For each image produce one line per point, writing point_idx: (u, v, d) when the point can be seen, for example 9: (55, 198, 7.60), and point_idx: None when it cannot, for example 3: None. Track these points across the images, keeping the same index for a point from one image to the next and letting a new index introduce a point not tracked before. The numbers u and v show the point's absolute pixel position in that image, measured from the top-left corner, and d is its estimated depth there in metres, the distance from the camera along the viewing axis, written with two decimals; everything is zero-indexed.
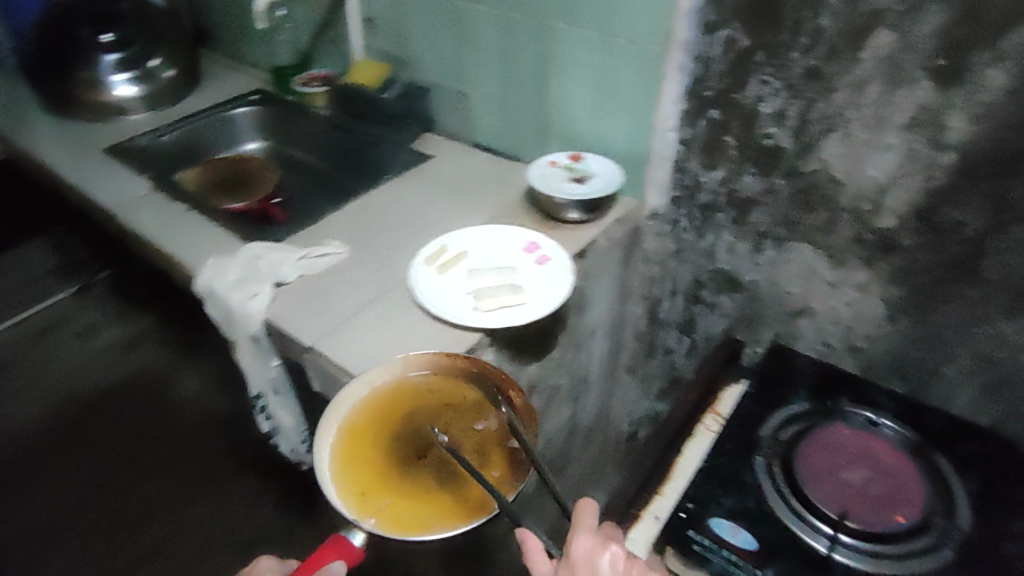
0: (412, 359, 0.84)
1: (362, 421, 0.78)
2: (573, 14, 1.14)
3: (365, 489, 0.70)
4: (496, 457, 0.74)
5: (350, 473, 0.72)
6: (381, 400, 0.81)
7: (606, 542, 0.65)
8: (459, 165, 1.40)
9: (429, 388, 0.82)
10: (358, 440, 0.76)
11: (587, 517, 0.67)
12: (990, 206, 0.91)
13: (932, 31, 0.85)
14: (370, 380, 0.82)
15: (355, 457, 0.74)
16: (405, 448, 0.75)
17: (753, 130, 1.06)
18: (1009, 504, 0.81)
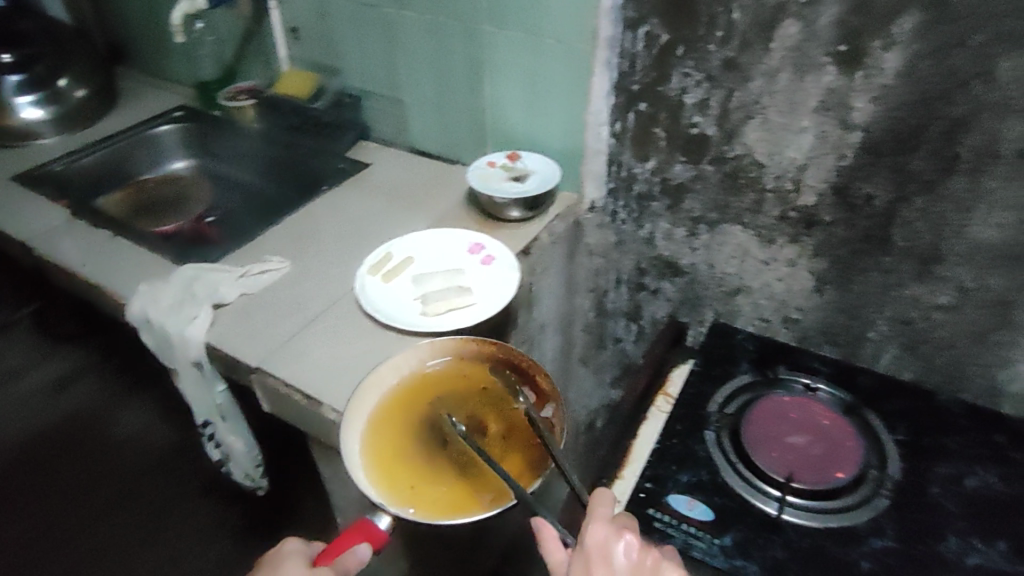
0: (435, 348, 0.88)
1: (391, 408, 0.83)
2: (500, 18, 1.16)
3: (396, 473, 0.75)
4: (519, 442, 0.77)
5: (382, 458, 0.76)
6: (408, 388, 0.85)
7: (621, 530, 0.64)
8: (400, 171, 1.41)
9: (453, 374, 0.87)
10: (386, 426, 0.80)
11: (602, 508, 0.65)
12: (894, 181, 0.98)
13: (832, 19, 0.90)
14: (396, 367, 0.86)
15: (385, 442, 0.78)
16: (432, 434, 0.79)
17: (680, 121, 1.10)
18: (935, 452, 0.87)
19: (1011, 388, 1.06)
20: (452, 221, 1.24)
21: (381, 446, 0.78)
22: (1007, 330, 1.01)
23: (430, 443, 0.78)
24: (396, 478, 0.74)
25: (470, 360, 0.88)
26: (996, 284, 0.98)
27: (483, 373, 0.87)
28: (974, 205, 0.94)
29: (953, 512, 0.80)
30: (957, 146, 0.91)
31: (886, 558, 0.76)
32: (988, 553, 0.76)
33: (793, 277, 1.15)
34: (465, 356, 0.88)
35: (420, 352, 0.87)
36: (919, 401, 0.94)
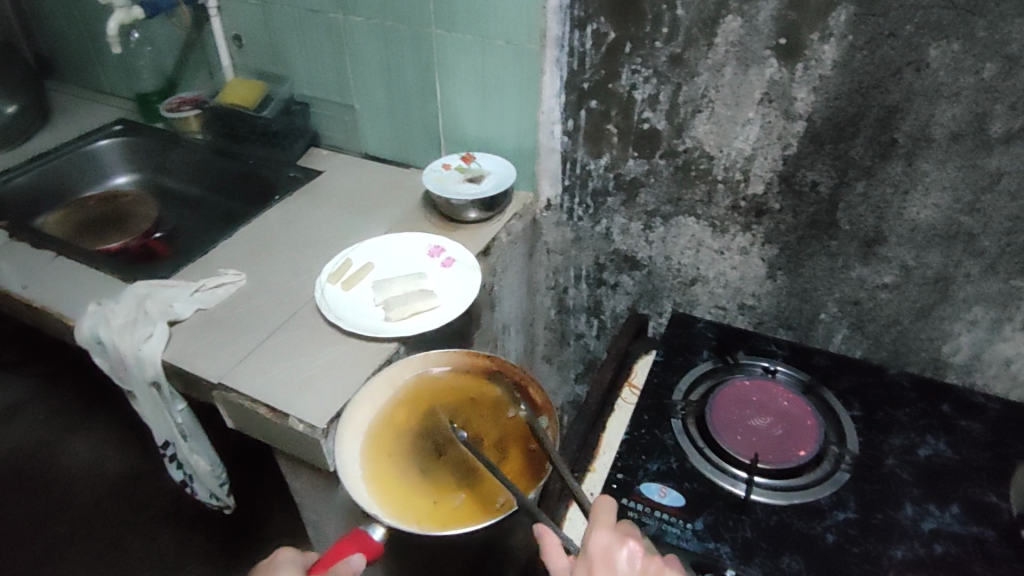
0: (430, 360, 0.90)
1: (387, 424, 0.85)
2: (449, 20, 1.16)
3: (392, 486, 0.77)
4: (515, 450, 0.79)
5: (380, 474, 0.78)
6: (403, 402, 0.87)
7: (624, 537, 0.65)
8: (353, 178, 1.40)
9: (448, 386, 0.89)
10: (383, 442, 0.82)
11: (607, 513, 0.68)
12: (836, 168, 1.02)
13: (771, 14, 0.94)
14: (391, 380, 0.88)
15: (383, 458, 0.80)
16: (429, 448, 0.81)
17: (631, 117, 1.12)
18: (889, 425, 0.91)
19: (952, 359, 1.12)
20: (410, 225, 1.24)
21: (378, 462, 0.80)
22: (946, 304, 1.07)
23: (428, 457, 0.80)
24: (395, 494, 0.76)
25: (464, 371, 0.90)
26: (934, 261, 1.04)
27: (477, 383, 0.88)
28: (911, 187, 0.99)
29: (908, 480, 0.84)
30: (893, 132, 0.96)
31: (849, 528, 0.79)
32: (942, 517, 0.80)
33: (746, 265, 1.19)
34: (459, 368, 0.90)
35: (414, 366, 0.89)
36: (871, 377, 0.98)
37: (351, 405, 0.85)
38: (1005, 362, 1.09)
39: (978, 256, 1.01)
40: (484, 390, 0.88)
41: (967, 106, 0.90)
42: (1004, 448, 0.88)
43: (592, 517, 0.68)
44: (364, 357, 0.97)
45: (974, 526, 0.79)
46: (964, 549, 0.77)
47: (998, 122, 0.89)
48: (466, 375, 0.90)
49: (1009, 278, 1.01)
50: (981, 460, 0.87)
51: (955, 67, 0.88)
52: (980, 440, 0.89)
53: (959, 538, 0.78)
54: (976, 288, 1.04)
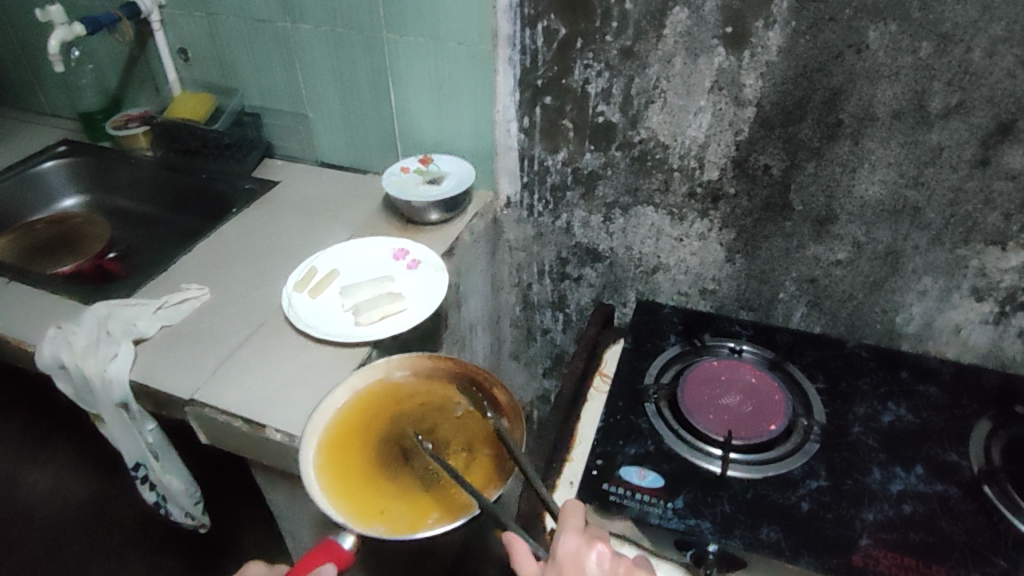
0: (394, 364, 0.89)
1: (347, 429, 0.83)
2: (400, 23, 1.16)
3: (350, 492, 0.75)
4: (480, 456, 0.78)
5: (341, 481, 0.77)
6: (364, 406, 0.86)
7: (592, 540, 0.66)
8: (311, 186, 1.38)
9: (411, 391, 0.88)
10: (343, 448, 0.81)
11: (575, 517, 0.69)
12: (786, 151, 1.06)
13: (716, 4, 0.96)
14: (354, 385, 0.87)
15: (344, 464, 0.79)
16: (392, 453, 0.80)
17: (586, 111, 1.14)
18: (852, 394, 0.94)
19: (905, 329, 1.17)
20: (372, 230, 1.22)
21: (339, 468, 0.78)
22: (897, 276, 1.12)
23: (390, 462, 0.79)
24: (357, 500, 0.74)
25: (427, 376, 0.89)
26: (883, 236, 1.08)
27: (443, 388, 0.88)
28: (859, 165, 1.03)
29: (873, 446, 0.87)
30: (838, 113, 0.99)
31: (822, 496, 0.81)
32: (908, 478, 0.83)
33: (706, 250, 1.21)
34: (422, 372, 0.89)
35: (377, 371, 0.88)
36: (832, 350, 1.01)
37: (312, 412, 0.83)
38: (954, 329, 1.14)
39: (924, 228, 1.06)
40: (448, 393, 0.87)
41: (905, 84, 0.94)
42: (960, 410, 0.92)
43: (559, 521, 0.69)
44: (336, 364, 0.95)
45: (937, 484, 0.82)
46: (930, 507, 0.80)
47: (936, 98, 0.94)
48: (430, 379, 0.89)
49: (954, 248, 1.06)
50: (940, 421, 0.90)
51: (893, 47, 0.92)
52: (938, 402, 0.93)
53: (925, 496, 0.81)
54: (924, 259, 1.08)
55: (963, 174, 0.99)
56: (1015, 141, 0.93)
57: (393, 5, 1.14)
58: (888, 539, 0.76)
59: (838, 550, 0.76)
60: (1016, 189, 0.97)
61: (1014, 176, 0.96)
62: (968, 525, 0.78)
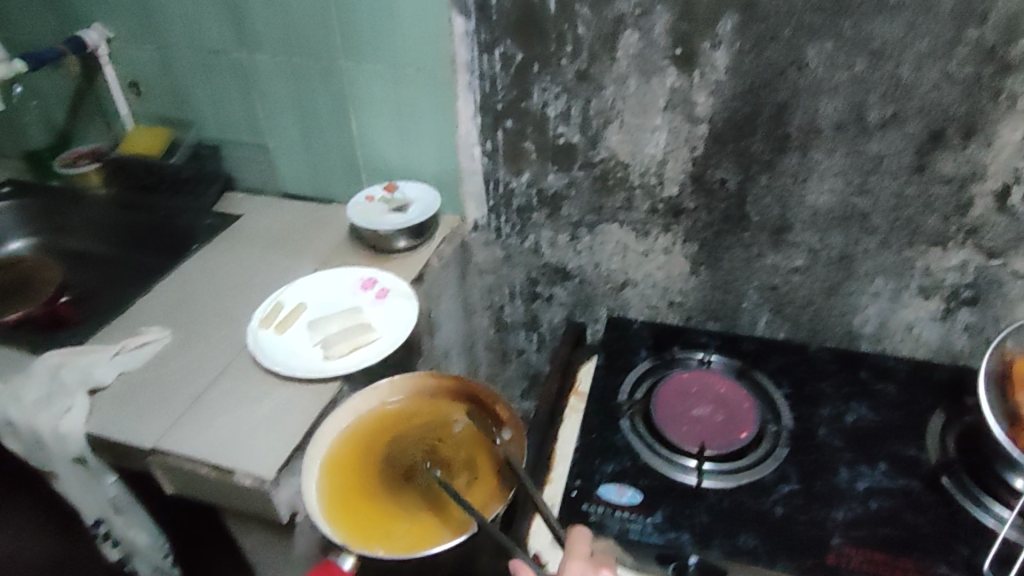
0: (394, 386, 0.95)
1: (350, 450, 0.89)
2: (359, 51, 1.17)
3: (355, 514, 0.81)
4: (480, 473, 0.85)
5: (343, 503, 0.83)
6: (367, 427, 0.92)
7: (597, 567, 0.72)
8: (273, 218, 1.36)
9: (410, 410, 0.94)
10: (346, 470, 0.87)
11: (580, 545, 0.74)
12: (740, 165, 1.09)
13: (665, 27, 1.00)
14: (355, 408, 0.93)
15: (346, 486, 0.85)
16: (395, 474, 0.86)
17: (546, 132, 1.15)
18: (818, 398, 0.98)
19: (863, 330, 1.22)
20: (339, 260, 1.22)
21: (343, 490, 0.84)
22: (852, 280, 1.17)
23: (392, 483, 0.85)
24: (358, 522, 0.81)
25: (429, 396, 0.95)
26: (837, 242, 1.13)
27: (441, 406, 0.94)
28: (808, 175, 1.07)
29: (841, 447, 0.90)
30: (786, 127, 1.04)
31: (794, 499, 0.84)
32: (874, 475, 0.87)
33: (671, 264, 1.25)
34: (423, 392, 0.95)
35: (377, 392, 0.94)
36: (796, 355, 1.05)
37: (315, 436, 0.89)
38: (908, 327, 1.20)
39: (873, 233, 1.11)
40: (449, 412, 0.94)
41: (846, 98, 0.99)
42: (920, 406, 0.96)
43: (567, 550, 0.73)
44: (306, 403, 0.96)
45: (901, 479, 0.86)
46: (897, 501, 0.83)
47: (874, 110, 0.99)
48: (430, 399, 0.95)
49: (901, 250, 1.11)
50: (899, 418, 0.94)
51: (832, 64, 0.96)
52: (897, 400, 0.97)
53: (891, 492, 0.85)
54: (875, 262, 1.14)
55: (902, 181, 1.04)
56: (946, 148, 0.99)
57: (350, 33, 1.15)
58: (859, 536, 0.80)
59: (813, 550, 0.79)
60: (951, 192, 1.03)
61: (948, 181, 1.02)
62: (932, 516, 0.82)
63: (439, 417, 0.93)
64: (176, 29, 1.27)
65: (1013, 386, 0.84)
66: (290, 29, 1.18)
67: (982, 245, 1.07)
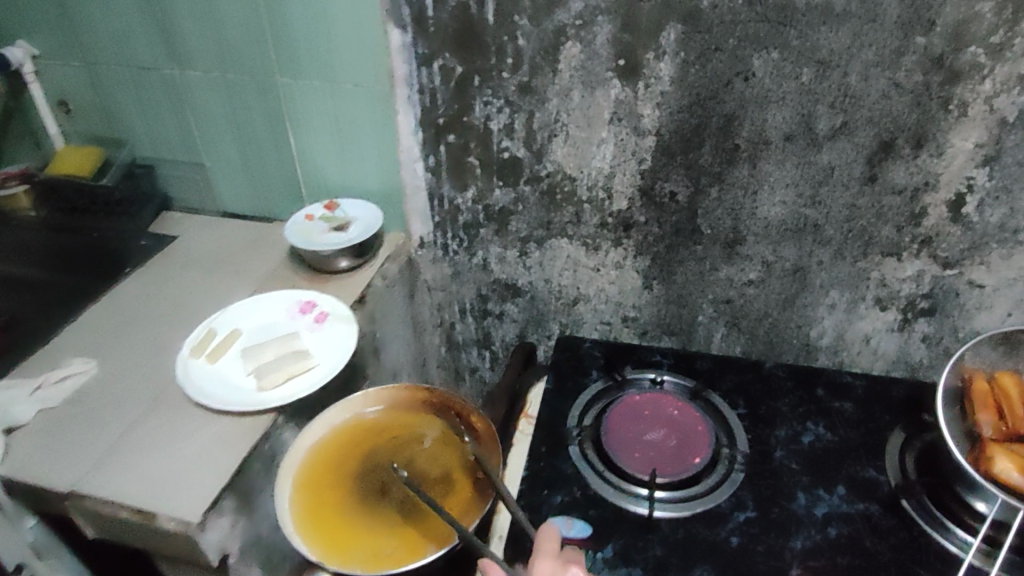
0: (369, 397, 0.97)
1: (324, 461, 0.91)
2: (293, 66, 1.12)
3: (332, 528, 0.83)
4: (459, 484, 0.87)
5: (318, 515, 0.84)
6: (341, 439, 0.94)
7: (566, 565, 0.69)
8: (213, 239, 1.30)
9: (386, 423, 0.96)
10: (321, 482, 0.88)
11: (548, 543, 0.71)
12: (689, 177, 1.07)
13: (607, 37, 0.96)
14: (330, 421, 0.94)
15: (321, 498, 0.86)
16: (370, 484, 0.88)
17: (491, 147, 1.11)
18: (769, 418, 0.95)
19: (820, 342, 1.20)
20: (279, 283, 1.16)
21: (319, 504, 0.85)
22: (807, 292, 1.14)
23: (368, 494, 0.87)
24: (335, 535, 0.82)
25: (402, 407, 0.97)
26: (789, 254, 1.11)
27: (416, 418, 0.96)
28: (758, 188, 1.05)
29: (798, 470, 0.88)
30: (734, 138, 1.01)
31: (750, 528, 0.81)
32: (832, 500, 0.84)
33: (623, 279, 1.21)
34: (397, 404, 0.98)
35: (352, 405, 0.96)
36: (750, 372, 1.02)
37: (289, 448, 0.90)
38: (864, 338, 1.18)
39: (826, 245, 1.08)
40: (424, 424, 0.96)
41: (793, 108, 0.96)
42: (874, 424, 0.93)
43: (536, 549, 0.71)
44: (239, 437, 0.89)
45: (860, 503, 0.84)
46: (855, 528, 0.81)
47: (822, 120, 0.96)
48: (404, 410, 0.97)
49: (855, 261, 1.09)
50: (857, 437, 0.92)
51: (777, 73, 0.94)
52: (853, 418, 0.94)
53: (849, 517, 0.82)
54: (829, 274, 1.11)
55: (854, 191, 1.02)
56: (896, 158, 0.97)
57: (283, 47, 1.10)
58: (816, 567, 0.77)
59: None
60: (902, 202, 1.01)
61: (899, 191, 1.00)
62: (892, 542, 0.79)
63: (413, 428, 0.95)
64: (104, 44, 1.21)
65: (975, 406, 0.81)
66: (221, 43, 1.13)
67: (937, 255, 1.05)
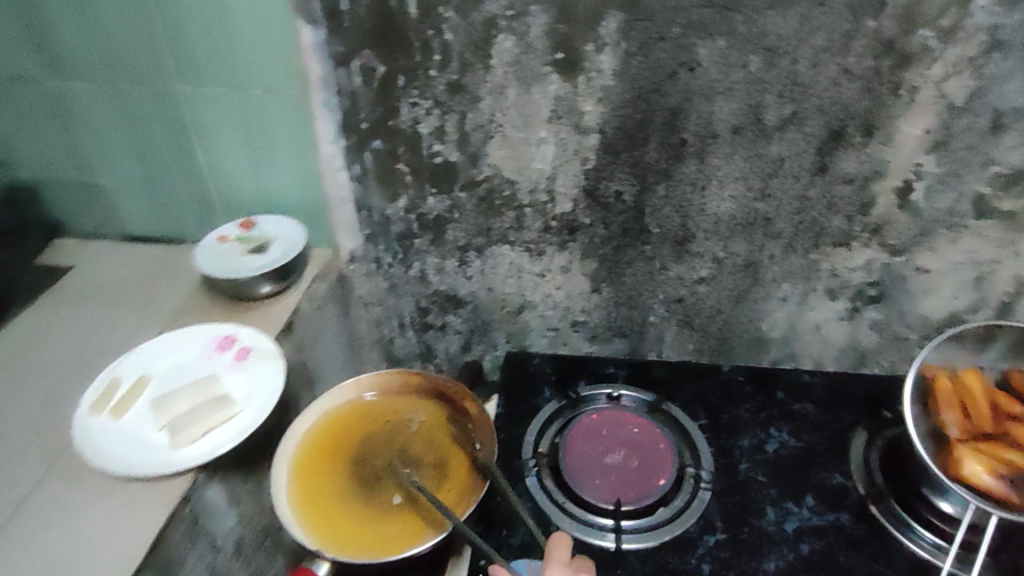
0: (364, 382, 0.94)
1: (319, 449, 0.88)
2: (193, 72, 0.99)
3: (326, 516, 0.80)
4: (454, 471, 0.84)
5: (314, 503, 0.81)
6: (336, 427, 0.91)
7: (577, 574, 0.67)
8: (114, 268, 1.16)
9: (380, 408, 0.93)
10: (316, 469, 0.85)
11: (561, 550, 0.69)
12: (635, 175, 1.00)
13: (542, 30, 0.88)
14: (325, 406, 0.92)
15: (318, 485, 0.83)
16: (366, 472, 0.85)
17: (421, 152, 1.02)
18: (731, 427, 0.90)
19: (773, 335, 1.16)
20: (193, 316, 1.04)
21: (312, 492, 0.82)
22: (759, 286, 1.11)
23: (364, 481, 0.84)
24: (329, 522, 0.79)
25: (398, 393, 0.95)
26: (740, 249, 1.06)
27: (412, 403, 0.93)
28: (707, 183, 1.00)
29: (765, 482, 0.84)
30: (681, 133, 0.95)
31: (721, 552, 0.76)
32: (802, 513, 0.80)
33: (570, 283, 1.14)
34: (392, 390, 0.95)
35: (347, 390, 0.93)
36: (709, 379, 0.97)
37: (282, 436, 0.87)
38: (816, 329, 1.14)
39: (777, 238, 1.05)
40: (419, 410, 0.93)
41: (740, 99, 0.91)
42: (838, 425, 0.90)
43: (547, 557, 0.68)
44: (149, 504, 0.78)
45: (829, 514, 0.80)
46: (827, 542, 0.77)
47: (771, 111, 0.92)
48: (399, 397, 0.94)
49: (807, 253, 1.06)
50: (822, 442, 0.88)
51: (723, 63, 0.89)
52: (817, 420, 0.91)
53: (820, 531, 0.79)
54: (781, 267, 1.08)
55: (805, 183, 0.98)
56: (847, 146, 0.94)
57: (178, 51, 0.97)
58: None
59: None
60: (853, 192, 0.99)
61: (850, 180, 0.97)
62: (865, 556, 0.76)
63: (408, 414, 0.92)
64: None
65: (939, 405, 0.80)
66: (106, 48, 0.99)
67: (887, 243, 1.03)
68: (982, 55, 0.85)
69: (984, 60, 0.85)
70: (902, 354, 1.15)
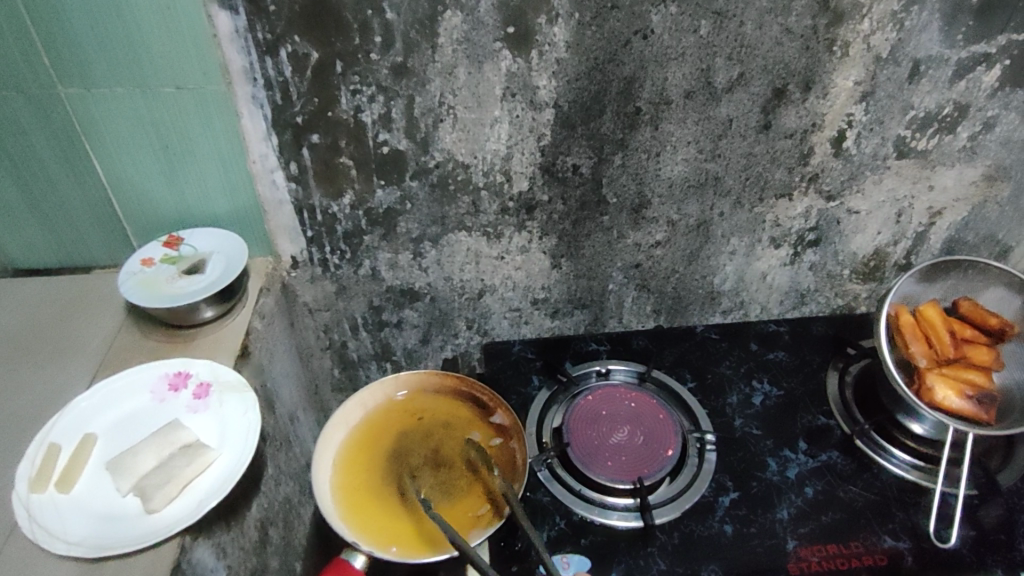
0: (401, 381, 0.97)
1: (358, 449, 0.91)
2: (82, 73, 0.84)
3: (365, 511, 0.83)
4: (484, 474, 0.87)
5: (356, 499, 0.84)
6: (376, 425, 0.94)
7: None
8: (17, 311, 1.01)
9: (415, 406, 0.96)
10: (357, 467, 0.88)
11: None
12: (592, 148, 0.99)
13: (492, 2, 0.83)
14: (363, 401, 0.95)
15: (356, 484, 0.86)
16: (402, 470, 0.88)
17: (366, 144, 0.94)
18: (713, 386, 1.03)
19: (723, 287, 1.21)
20: (130, 357, 0.93)
21: (351, 487, 0.86)
22: (710, 244, 1.13)
23: (400, 480, 0.87)
24: (369, 516, 0.83)
25: (430, 390, 0.98)
26: (692, 210, 1.08)
27: (447, 404, 0.96)
28: (661, 149, 1.00)
29: (759, 434, 0.96)
30: (635, 101, 0.94)
31: (738, 511, 0.86)
32: (799, 458, 0.93)
33: (530, 262, 1.12)
34: (428, 390, 0.98)
35: (385, 388, 0.96)
36: (688, 342, 1.10)
37: (323, 426, 0.90)
38: (762, 276, 1.20)
39: (726, 196, 1.07)
40: (455, 411, 0.96)
41: (692, 63, 0.91)
42: (806, 370, 1.06)
43: None
44: None
45: (822, 454, 0.94)
46: (826, 481, 0.90)
47: (720, 73, 0.93)
48: (436, 396, 0.97)
49: (753, 208, 1.09)
50: (799, 386, 1.04)
51: (675, 28, 0.88)
52: (791, 366, 1.07)
53: (817, 471, 0.92)
54: (730, 223, 1.11)
55: (751, 140, 1.00)
56: (788, 103, 0.97)
57: (61, 49, 0.82)
58: (806, 531, 0.84)
59: (775, 562, 0.81)
60: (793, 145, 1.02)
61: (791, 134, 1.00)
62: (861, 485, 0.90)
63: (444, 416, 0.95)
64: None
65: (907, 339, 0.92)
66: None
67: (823, 189, 1.08)
68: (904, 8, 0.89)
69: (905, 13, 0.89)
70: (835, 289, 1.23)
